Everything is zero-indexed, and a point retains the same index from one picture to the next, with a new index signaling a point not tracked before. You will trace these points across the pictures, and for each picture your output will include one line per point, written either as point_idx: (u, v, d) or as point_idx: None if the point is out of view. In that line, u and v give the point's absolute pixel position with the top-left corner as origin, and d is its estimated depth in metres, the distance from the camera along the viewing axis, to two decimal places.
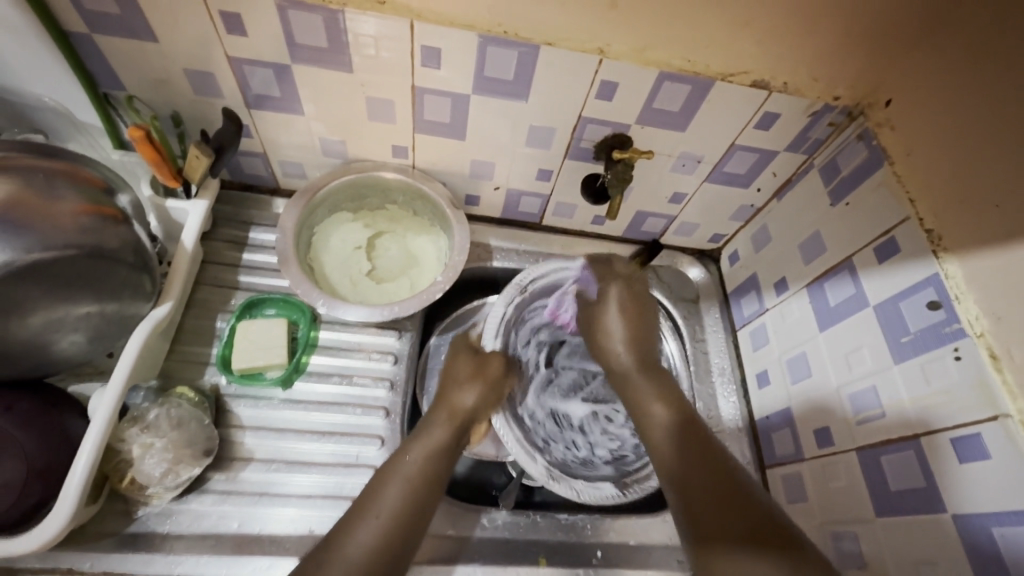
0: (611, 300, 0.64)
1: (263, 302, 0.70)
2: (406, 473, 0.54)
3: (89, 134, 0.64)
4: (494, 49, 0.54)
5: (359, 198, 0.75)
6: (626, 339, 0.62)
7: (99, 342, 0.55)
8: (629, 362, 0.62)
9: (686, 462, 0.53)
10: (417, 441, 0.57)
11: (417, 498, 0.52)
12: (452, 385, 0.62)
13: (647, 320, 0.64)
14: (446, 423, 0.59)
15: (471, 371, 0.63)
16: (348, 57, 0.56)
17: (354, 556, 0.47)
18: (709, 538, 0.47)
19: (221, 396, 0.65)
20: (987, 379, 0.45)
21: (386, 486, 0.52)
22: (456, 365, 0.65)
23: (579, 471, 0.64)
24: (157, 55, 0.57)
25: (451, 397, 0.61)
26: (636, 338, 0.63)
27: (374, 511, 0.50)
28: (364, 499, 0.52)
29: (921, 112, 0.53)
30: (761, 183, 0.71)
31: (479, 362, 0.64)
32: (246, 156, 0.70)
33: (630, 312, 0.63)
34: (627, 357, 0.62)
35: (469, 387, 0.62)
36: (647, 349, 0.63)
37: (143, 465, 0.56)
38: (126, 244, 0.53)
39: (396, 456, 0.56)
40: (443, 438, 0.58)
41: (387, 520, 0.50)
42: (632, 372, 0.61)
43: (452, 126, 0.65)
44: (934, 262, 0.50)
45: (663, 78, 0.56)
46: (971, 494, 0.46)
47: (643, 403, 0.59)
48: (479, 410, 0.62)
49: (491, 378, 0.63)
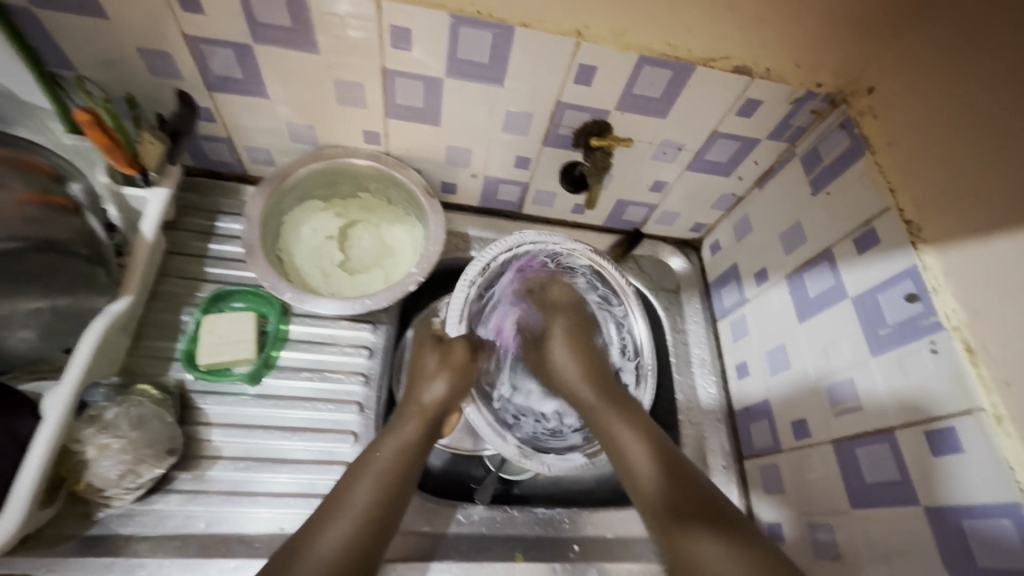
0: (555, 332, 0.65)
1: (230, 295, 0.67)
2: (378, 469, 0.51)
3: (39, 118, 0.60)
4: (467, 30, 0.52)
5: (331, 185, 0.72)
6: (581, 375, 0.62)
7: (51, 338, 0.52)
8: (590, 393, 0.60)
9: (666, 474, 0.51)
10: (388, 436, 0.54)
11: (390, 495, 0.50)
12: (419, 379, 0.60)
13: (596, 355, 0.64)
14: (416, 418, 0.57)
15: (438, 362, 0.60)
16: (314, 37, 0.53)
17: (326, 551, 0.45)
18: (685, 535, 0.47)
19: (186, 392, 0.63)
20: (962, 373, 0.44)
21: (358, 483, 0.50)
22: (422, 359, 0.61)
23: (550, 443, 0.64)
24: (109, 33, 0.53)
25: (418, 392, 0.59)
26: (589, 372, 0.62)
27: (346, 507, 0.48)
28: (335, 498, 0.49)
29: (904, 100, 0.52)
30: (743, 172, 0.69)
31: (443, 350, 0.61)
32: (210, 141, 0.67)
33: (573, 348, 0.64)
34: (587, 389, 0.61)
35: (437, 378, 0.59)
36: (603, 379, 0.62)
37: (99, 467, 0.53)
38: (77, 235, 0.50)
39: (367, 451, 0.53)
40: (415, 433, 0.55)
41: (360, 515, 0.48)
42: (595, 402, 0.60)
43: (426, 112, 0.62)
44: (914, 254, 0.49)
45: (643, 62, 0.54)
46: (944, 488, 0.46)
47: (612, 428, 0.57)
48: (452, 400, 0.59)
49: (460, 367, 0.60)
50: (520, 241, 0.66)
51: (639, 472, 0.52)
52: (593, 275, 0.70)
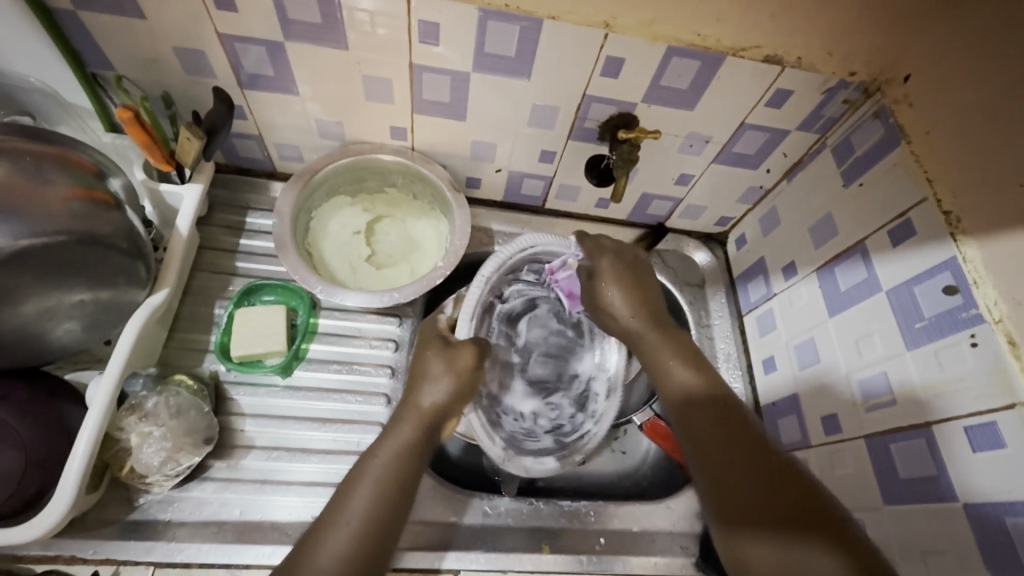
0: (606, 272, 0.61)
1: (261, 289, 0.69)
2: (373, 478, 0.50)
3: (79, 116, 0.62)
4: (495, 24, 0.52)
5: (357, 181, 0.73)
6: (628, 306, 0.59)
7: (94, 330, 0.54)
8: (640, 322, 0.58)
9: (708, 413, 0.50)
10: (385, 442, 0.53)
11: (386, 507, 0.49)
12: (420, 379, 0.57)
13: (646, 287, 0.61)
14: (414, 420, 0.54)
15: (444, 365, 0.57)
16: (344, 33, 0.54)
17: (322, 566, 0.45)
18: (736, 526, 0.44)
19: (220, 383, 0.65)
20: (1005, 366, 0.43)
21: (354, 494, 0.49)
22: (426, 359, 0.58)
23: (524, 444, 0.65)
24: (146, 33, 0.55)
25: (417, 394, 0.56)
26: (636, 300, 0.59)
27: (343, 519, 0.48)
28: (332, 507, 0.49)
29: (942, 88, 0.50)
30: (771, 164, 0.68)
31: (449, 354, 0.58)
32: (241, 138, 0.69)
33: (625, 281, 0.60)
34: (637, 318, 0.59)
35: (438, 382, 0.56)
36: (653, 308, 0.60)
37: (142, 453, 0.55)
38: (121, 230, 0.51)
39: (364, 458, 0.52)
40: (410, 436, 0.53)
41: (356, 527, 0.47)
42: (640, 330, 0.58)
43: (452, 107, 0.63)
44: (952, 245, 0.48)
45: (671, 54, 0.54)
46: (985, 483, 0.44)
47: (658, 354, 0.56)
48: (450, 407, 0.56)
49: (461, 372, 0.57)
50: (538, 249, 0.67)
51: (671, 390, 0.54)
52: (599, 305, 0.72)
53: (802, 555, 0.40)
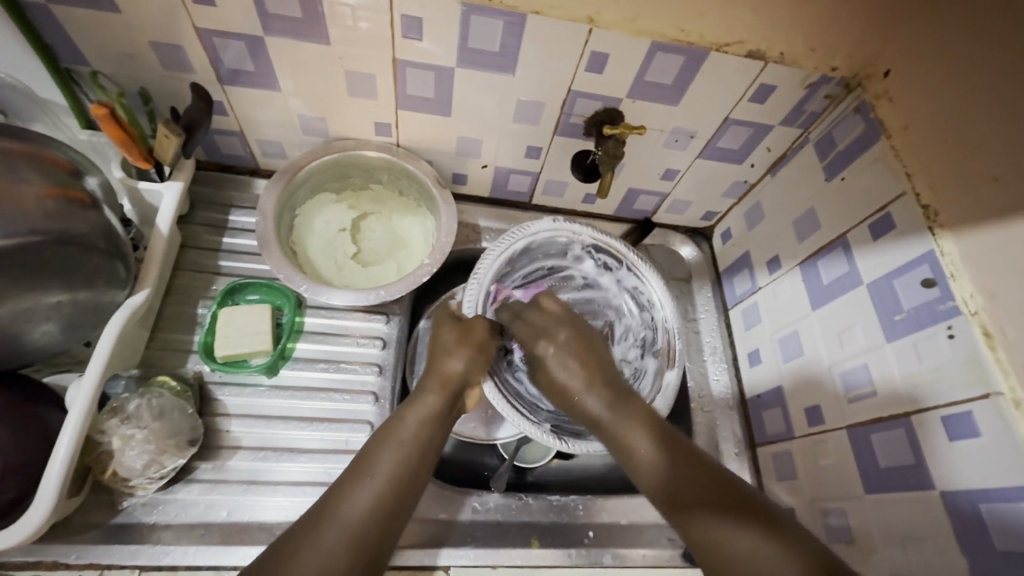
0: (547, 352, 0.60)
1: (245, 288, 0.68)
2: (400, 439, 0.52)
3: (53, 113, 0.61)
4: (479, 19, 0.51)
5: (342, 178, 0.73)
6: (583, 380, 0.58)
7: (73, 331, 0.53)
8: (598, 406, 0.56)
9: (677, 470, 0.50)
10: (411, 408, 0.54)
11: (411, 466, 0.50)
12: (440, 352, 0.58)
13: (595, 353, 0.60)
14: (437, 391, 0.56)
15: (458, 338, 0.59)
16: (325, 28, 0.53)
17: (349, 516, 0.46)
18: (715, 530, 0.46)
19: (204, 383, 0.64)
20: (980, 357, 0.44)
21: (382, 451, 0.50)
22: (440, 336, 0.60)
23: None
24: (122, 27, 0.53)
25: (439, 363, 0.58)
26: (591, 375, 0.58)
27: (370, 471, 0.49)
28: (358, 463, 0.50)
29: (920, 82, 0.51)
30: (755, 158, 0.69)
31: (463, 327, 0.59)
32: (222, 135, 0.67)
33: (570, 354, 0.59)
34: (593, 401, 0.56)
35: (457, 352, 0.58)
36: (610, 382, 0.58)
37: (124, 457, 0.55)
38: (97, 229, 0.50)
39: (391, 422, 0.53)
40: (435, 405, 0.55)
41: (384, 482, 0.48)
42: (604, 414, 0.56)
43: (436, 103, 0.62)
44: (930, 239, 0.49)
45: (655, 49, 0.54)
46: (961, 471, 0.46)
47: (624, 436, 0.54)
48: (471, 374, 0.58)
49: (479, 343, 0.59)
50: (509, 245, 0.64)
51: (636, 450, 0.53)
52: (594, 250, 0.68)
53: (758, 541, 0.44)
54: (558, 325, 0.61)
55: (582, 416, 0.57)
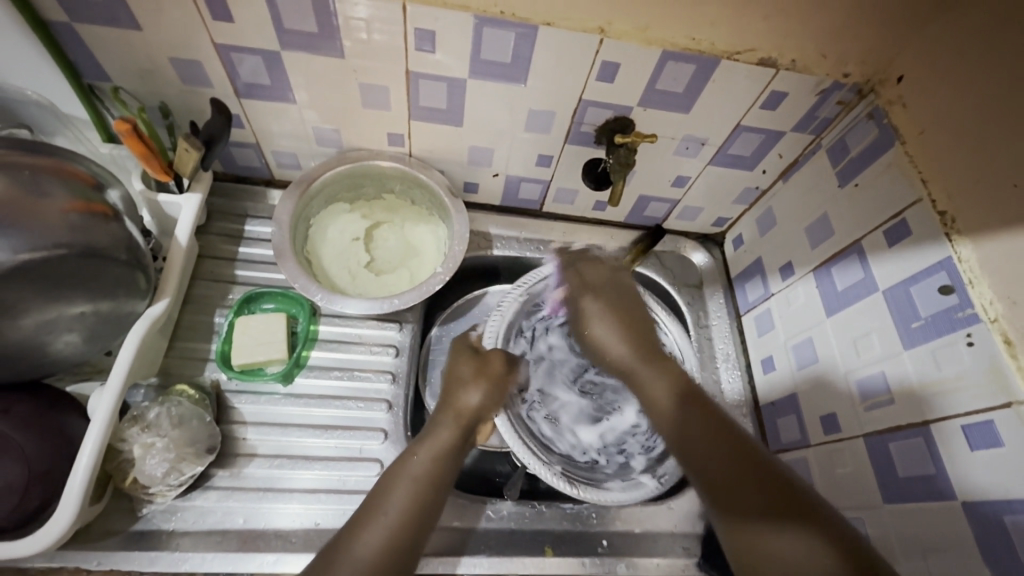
0: (590, 307, 0.64)
1: (261, 296, 0.69)
2: (412, 474, 0.52)
3: (77, 128, 0.62)
4: (491, 31, 0.52)
5: (355, 188, 0.74)
6: (620, 337, 0.61)
7: (96, 342, 0.54)
8: (627, 353, 0.60)
9: (686, 427, 0.52)
10: (422, 443, 0.54)
11: (424, 500, 0.51)
12: (456, 385, 0.60)
13: (631, 313, 0.63)
14: (451, 424, 0.57)
15: (475, 371, 0.61)
16: (340, 41, 0.54)
17: (361, 557, 0.46)
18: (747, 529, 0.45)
19: (221, 392, 0.65)
20: (1001, 365, 0.44)
21: (393, 488, 0.51)
22: (457, 366, 0.62)
23: (636, 465, 0.65)
24: (143, 44, 0.55)
25: (453, 398, 0.59)
26: (628, 333, 0.61)
27: (382, 509, 0.49)
28: (370, 502, 0.50)
29: (936, 89, 0.51)
30: (767, 165, 0.69)
31: (480, 361, 0.62)
32: (238, 147, 0.69)
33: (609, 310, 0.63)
34: (625, 349, 0.60)
35: (473, 386, 0.59)
36: (646, 341, 0.61)
37: (144, 465, 0.56)
38: (118, 241, 0.51)
39: (403, 456, 0.54)
40: (447, 439, 0.55)
41: (395, 519, 0.49)
42: (630, 360, 0.60)
43: (449, 113, 0.63)
44: (948, 246, 0.48)
45: (666, 58, 0.54)
46: (982, 482, 0.45)
47: (647, 386, 0.58)
48: (486, 409, 0.59)
49: (494, 377, 0.61)
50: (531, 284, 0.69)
51: (657, 401, 0.56)
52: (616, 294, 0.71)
53: (787, 543, 0.42)
54: (604, 284, 0.65)
55: (612, 364, 0.61)
